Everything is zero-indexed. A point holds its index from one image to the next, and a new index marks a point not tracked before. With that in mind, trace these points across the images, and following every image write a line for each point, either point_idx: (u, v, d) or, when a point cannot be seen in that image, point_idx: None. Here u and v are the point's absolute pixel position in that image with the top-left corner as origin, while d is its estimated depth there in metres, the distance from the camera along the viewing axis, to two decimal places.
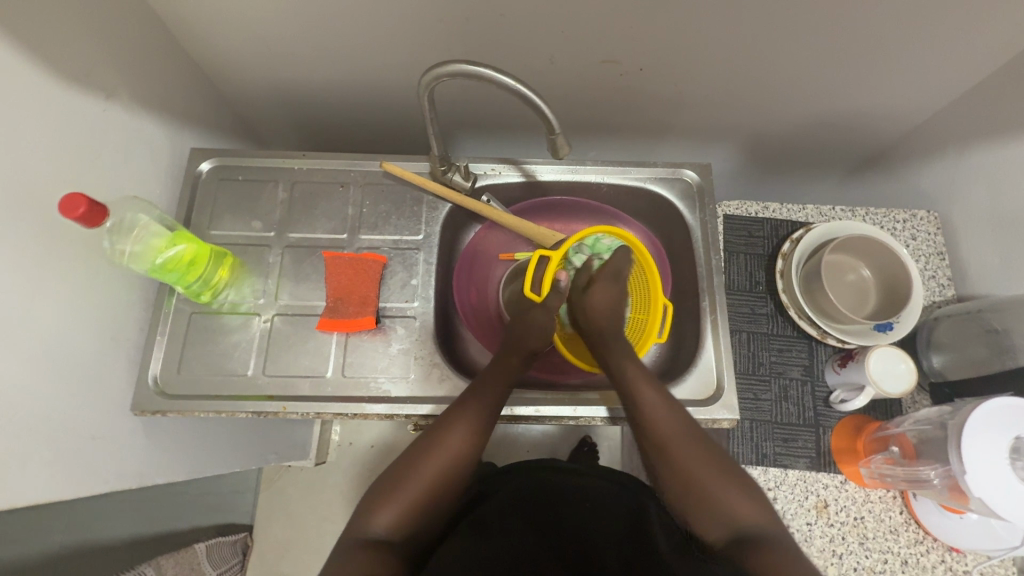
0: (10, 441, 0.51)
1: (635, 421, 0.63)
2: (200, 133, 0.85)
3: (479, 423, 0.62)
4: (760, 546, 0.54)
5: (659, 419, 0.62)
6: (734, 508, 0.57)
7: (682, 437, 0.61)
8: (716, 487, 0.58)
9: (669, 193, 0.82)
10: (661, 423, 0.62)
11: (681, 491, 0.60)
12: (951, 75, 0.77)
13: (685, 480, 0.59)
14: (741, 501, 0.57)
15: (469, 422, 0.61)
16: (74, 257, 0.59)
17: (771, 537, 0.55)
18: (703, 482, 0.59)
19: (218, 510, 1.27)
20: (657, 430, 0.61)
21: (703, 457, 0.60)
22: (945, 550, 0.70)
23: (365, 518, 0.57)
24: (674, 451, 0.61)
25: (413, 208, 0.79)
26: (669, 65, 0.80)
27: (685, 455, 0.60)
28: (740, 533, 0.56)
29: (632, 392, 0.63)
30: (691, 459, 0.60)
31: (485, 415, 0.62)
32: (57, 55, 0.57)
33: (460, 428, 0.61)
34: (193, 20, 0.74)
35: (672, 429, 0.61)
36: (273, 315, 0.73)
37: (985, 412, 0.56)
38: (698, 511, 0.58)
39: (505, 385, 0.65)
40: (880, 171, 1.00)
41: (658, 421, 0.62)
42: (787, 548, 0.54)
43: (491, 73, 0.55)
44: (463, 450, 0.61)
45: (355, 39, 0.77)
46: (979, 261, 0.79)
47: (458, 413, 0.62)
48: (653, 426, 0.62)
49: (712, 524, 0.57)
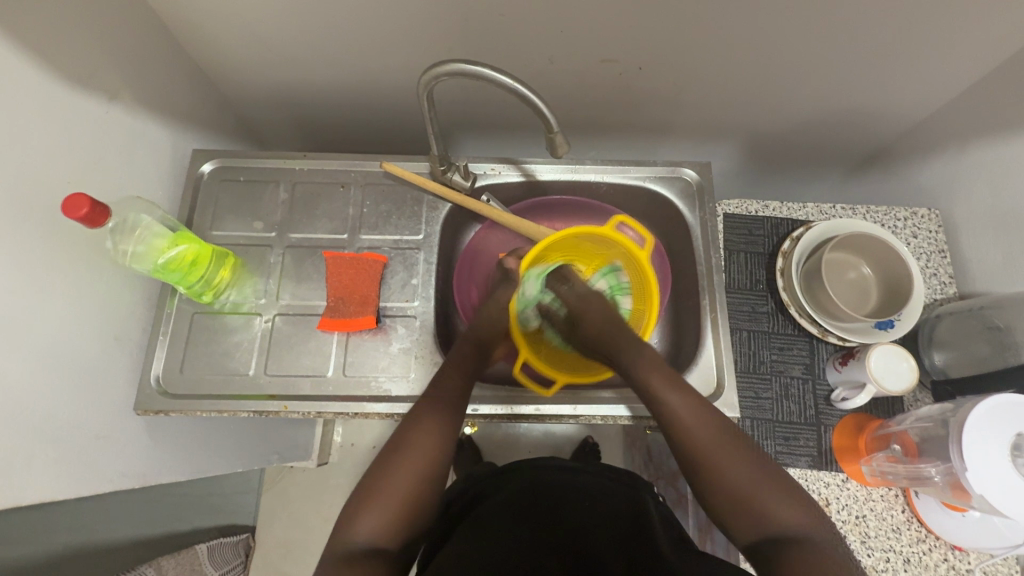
0: (14, 440, 0.51)
1: (664, 425, 0.62)
2: (202, 135, 0.86)
3: (445, 417, 0.63)
4: (803, 549, 0.52)
5: (688, 421, 0.61)
6: (774, 509, 0.55)
7: (712, 437, 0.60)
8: (753, 486, 0.57)
9: (669, 192, 0.82)
10: (691, 424, 0.61)
11: (717, 496, 0.58)
12: (951, 73, 0.77)
13: (720, 483, 0.58)
14: (780, 502, 0.56)
15: (434, 419, 0.62)
16: (76, 257, 0.60)
17: (813, 539, 0.53)
18: (739, 483, 0.57)
19: (220, 511, 1.27)
20: (687, 433, 0.60)
21: (738, 457, 0.59)
22: (948, 549, 0.69)
23: (347, 528, 0.55)
24: (709, 453, 0.59)
25: (413, 208, 0.80)
26: (668, 64, 0.80)
27: (718, 457, 0.59)
28: (782, 535, 0.54)
29: (655, 395, 0.63)
30: (725, 460, 0.58)
31: (447, 409, 0.63)
32: (60, 58, 0.58)
33: (429, 426, 0.62)
34: (196, 23, 0.75)
35: (702, 430, 0.60)
36: (274, 315, 0.73)
37: (986, 409, 0.55)
38: (736, 515, 0.56)
39: (464, 379, 0.67)
40: (880, 169, 0.99)
41: (685, 423, 0.61)
42: (826, 549, 0.52)
43: (490, 73, 0.55)
44: (436, 448, 0.60)
45: (355, 41, 0.78)
46: (981, 259, 0.79)
47: (423, 409, 0.63)
48: (683, 431, 0.61)
49: (755, 531, 0.55)
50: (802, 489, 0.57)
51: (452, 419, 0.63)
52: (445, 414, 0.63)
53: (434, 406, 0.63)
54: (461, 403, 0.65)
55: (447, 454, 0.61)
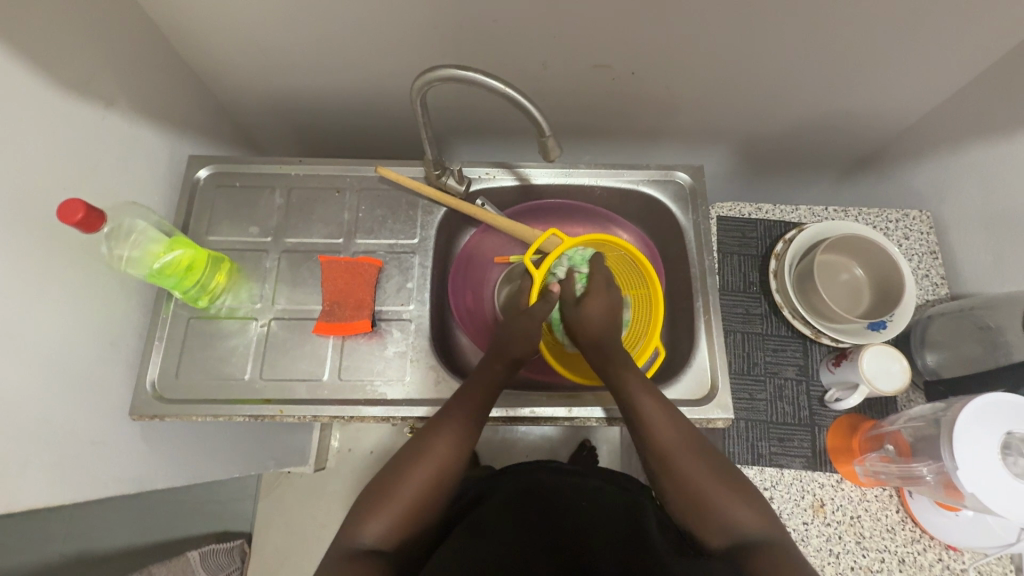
0: (8, 447, 0.51)
1: (635, 429, 0.63)
2: (198, 141, 0.86)
3: (465, 431, 0.62)
4: (767, 553, 0.53)
5: (658, 426, 0.62)
6: (737, 514, 0.56)
7: (681, 443, 0.61)
8: (717, 491, 0.58)
9: (662, 195, 0.82)
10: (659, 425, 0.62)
11: (683, 501, 0.59)
12: (939, 76, 0.78)
13: (686, 488, 0.58)
14: (742, 506, 0.57)
15: (455, 432, 0.62)
16: (72, 263, 0.60)
17: (772, 541, 0.54)
18: (705, 487, 0.58)
19: (217, 518, 1.27)
20: (657, 438, 0.61)
21: (706, 464, 0.60)
22: (942, 549, 0.69)
23: (352, 528, 0.55)
24: (671, 453, 0.60)
25: (408, 212, 0.80)
26: (660, 69, 0.81)
27: (684, 460, 0.60)
28: (744, 540, 0.55)
29: (628, 398, 0.63)
30: (692, 466, 0.59)
31: (470, 424, 0.63)
32: (56, 65, 0.58)
33: (448, 437, 0.61)
34: (192, 30, 0.75)
35: (674, 436, 0.61)
36: (270, 320, 0.74)
37: (976, 409, 0.56)
38: (702, 520, 0.57)
39: (490, 392, 0.66)
40: (873, 171, 1.00)
41: (656, 427, 0.62)
42: (796, 551, 0.54)
43: (481, 78, 0.56)
44: (451, 461, 0.60)
45: (350, 47, 0.78)
46: (971, 260, 0.79)
47: (446, 419, 0.62)
48: (649, 431, 0.62)
49: (710, 529, 0.57)
50: (761, 494, 0.59)
51: (473, 431, 0.63)
52: (465, 426, 0.62)
53: (457, 418, 0.63)
54: (483, 416, 0.64)
55: (460, 468, 0.61)
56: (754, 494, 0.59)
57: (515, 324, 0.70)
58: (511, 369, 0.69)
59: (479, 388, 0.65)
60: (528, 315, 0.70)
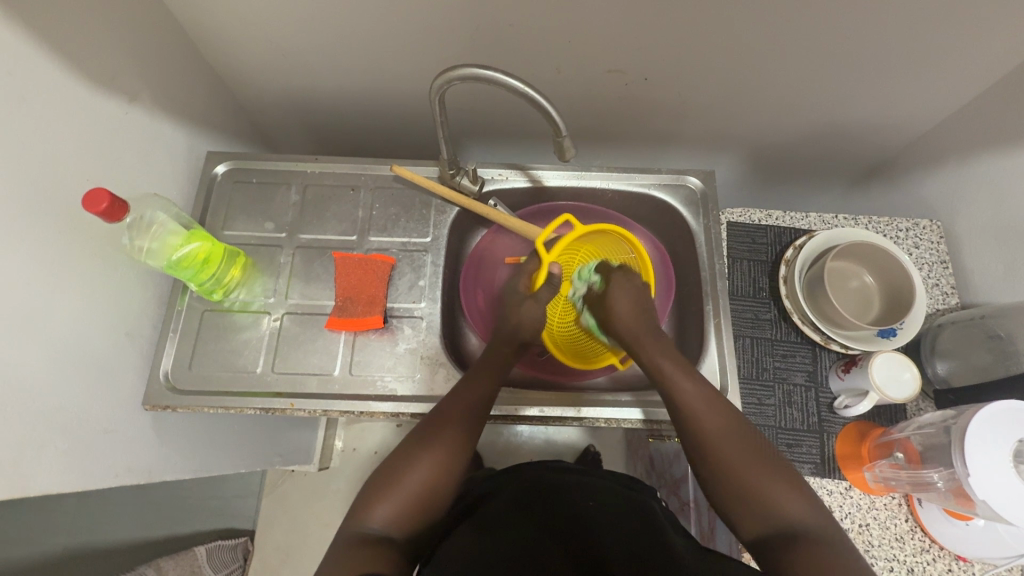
0: (24, 431, 0.52)
1: (674, 415, 0.62)
2: (216, 137, 0.87)
3: (472, 421, 0.63)
4: (806, 544, 0.51)
5: (696, 411, 0.61)
6: (778, 501, 0.54)
7: (722, 429, 0.60)
8: (759, 476, 0.56)
9: (673, 199, 0.83)
10: (698, 411, 0.61)
11: (728, 485, 0.57)
12: (952, 85, 0.79)
13: (727, 473, 0.57)
14: (785, 494, 0.55)
15: (461, 420, 0.62)
16: (93, 253, 0.61)
17: (807, 532, 0.52)
18: (746, 475, 0.56)
19: (220, 514, 1.27)
20: (698, 424, 0.60)
21: (750, 453, 0.58)
22: (952, 559, 0.69)
23: (361, 513, 0.55)
24: (713, 437, 0.59)
25: (422, 211, 0.81)
26: (673, 75, 0.82)
27: (725, 445, 0.58)
28: (787, 530, 0.53)
29: (667, 382, 0.64)
30: (733, 451, 0.58)
31: (476, 415, 0.63)
32: (85, 60, 0.60)
33: (454, 429, 0.61)
34: (214, 29, 0.77)
35: (712, 420, 0.60)
36: (283, 314, 0.74)
37: (987, 415, 0.56)
38: (747, 511, 0.55)
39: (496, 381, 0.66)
40: (884, 181, 1.01)
41: (695, 413, 0.61)
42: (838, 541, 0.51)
43: (499, 77, 0.56)
44: (456, 453, 0.60)
45: (369, 49, 0.80)
46: (982, 270, 0.79)
47: (455, 410, 0.62)
48: (690, 415, 0.61)
49: (762, 519, 0.54)
50: (807, 484, 0.57)
51: (476, 424, 0.63)
52: (472, 417, 0.63)
53: (461, 410, 0.62)
54: (487, 407, 0.64)
55: (465, 460, 0.61)
56: (800, 483, 0.56)
57: (520, 311, 0.70)
58: (520, 353, 0.71)
59: (484, 379, 0.65)
60: (532, 300, 0.70)
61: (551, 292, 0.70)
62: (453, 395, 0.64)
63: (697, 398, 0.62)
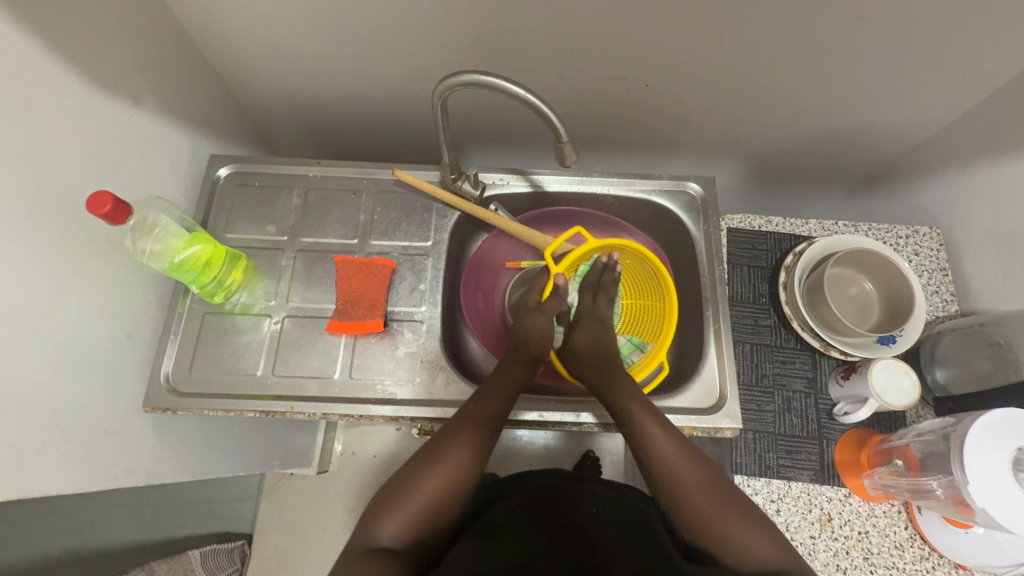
0: (25, 432, 0.52)
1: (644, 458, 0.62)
2: (219, 140, 0.88)
3: (479, 432, 0.62)
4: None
5: (672, 458, 0.61)
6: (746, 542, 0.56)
7: (695, 474, 0.60)
8: (731, 525, 0.57)
9: (673, 205, 0.83)
10: (676, 459, 0.61)
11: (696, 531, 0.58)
12: (950, 94, 0.79)
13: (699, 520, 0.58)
14: (752, 535, 0.56)
15: (472, 430, 0.62)
16: (96, 256, 0.62)
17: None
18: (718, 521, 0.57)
19: (218, 517, 1.27)
20: (672, 472, 0.60)
21: (723, 500, 0.59)
22: (951, 568, 0.69)
23: (370, 527, 0.56)
24: (691, 486, 0.59)
25: (423, 216, 0.81)
26: (674, 82, 0.83)
27: (702, 493, 0.59)
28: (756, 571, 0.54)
29: (635, 426, 0.63)
30: (706, 497, 0.59)
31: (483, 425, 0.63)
32: (91, 65, 0.61)
33: (462, 441, 0.61)
34: (218, 33, 0.77)
35: (687, 469, 0.60)
36: (284, 317, 0.75)
37: (987, 423, 0.56)
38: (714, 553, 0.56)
39: (508, 393, 0.66)
40: (884, 187, 1.01)
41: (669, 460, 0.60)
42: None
43: (500, 82, 0.57)
44: (466, 465, 0.60)
45: (373, 55, 0.81)
46: (981, 277, 0.80)
47: (465, 422, 0.63)
48: (667, 464, 0.60)
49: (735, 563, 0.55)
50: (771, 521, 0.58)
51: (489, 435, 0.63)
52: (482, 428, 0.63)
53: (472, 420, 0.63)
54: (501, 421, 0.65)
55: (475, 473, 0.61)
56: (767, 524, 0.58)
57: (526, 323, 0.72)
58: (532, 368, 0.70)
59: (491, 392, 0.65)
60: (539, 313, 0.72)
61: (557, 304, 0.73)
62: (465, 410, 0.64)
63: (672, 445, 0.61)
